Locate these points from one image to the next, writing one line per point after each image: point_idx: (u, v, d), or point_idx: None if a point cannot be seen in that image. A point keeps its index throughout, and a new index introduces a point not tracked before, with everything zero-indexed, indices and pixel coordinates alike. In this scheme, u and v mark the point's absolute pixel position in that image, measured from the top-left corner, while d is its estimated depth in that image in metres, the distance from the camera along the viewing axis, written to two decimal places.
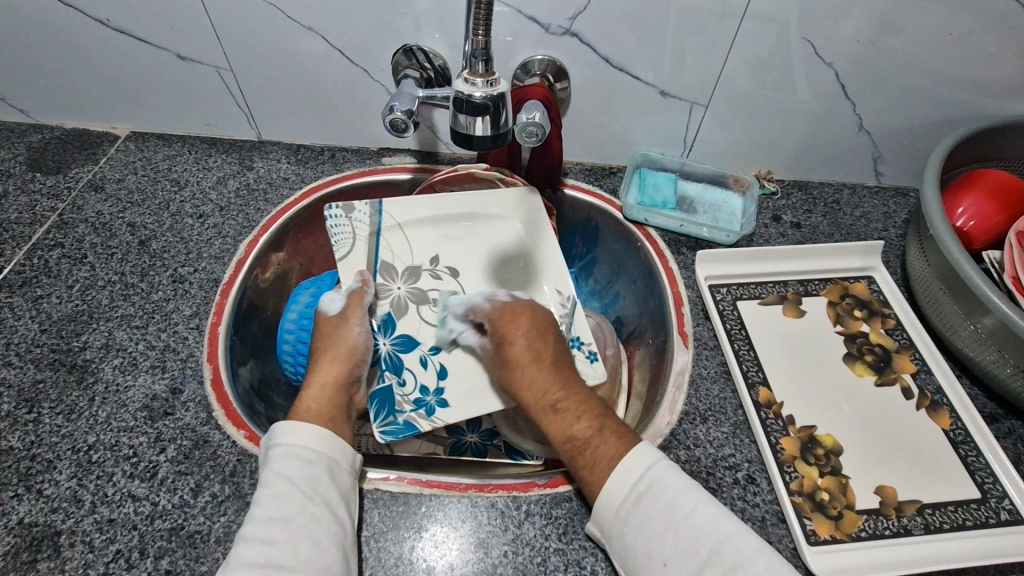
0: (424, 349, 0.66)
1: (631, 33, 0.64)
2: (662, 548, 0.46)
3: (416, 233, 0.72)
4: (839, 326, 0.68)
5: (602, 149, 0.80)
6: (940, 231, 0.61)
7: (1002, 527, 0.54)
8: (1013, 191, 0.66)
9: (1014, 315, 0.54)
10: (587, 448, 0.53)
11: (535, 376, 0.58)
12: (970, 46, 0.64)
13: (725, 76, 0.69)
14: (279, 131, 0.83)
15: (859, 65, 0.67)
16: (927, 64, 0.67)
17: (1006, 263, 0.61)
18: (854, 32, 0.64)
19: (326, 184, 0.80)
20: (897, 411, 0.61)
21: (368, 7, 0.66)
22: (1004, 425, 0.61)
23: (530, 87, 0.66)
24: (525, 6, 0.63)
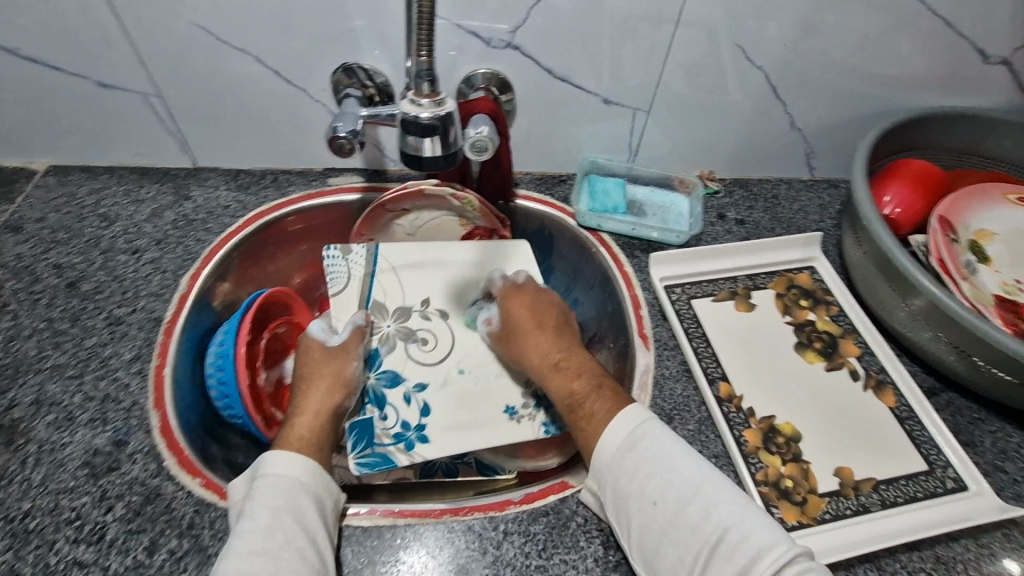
0: (409, 386, 0.64)
1: (570, 43, 0.65)
2: (651, 489, 0.48)
3: (411, 275, 0.73)
4: (788, 317, 0.71)
5: (550, 158, 0.80)
6: (873, 222, 0.65)
7: (950, 495, 0.58)
8: (929, 179, 0.71)
9: (942, 295, 0.58)
10: (583, 406, 0.56)
11: (541, 344, 0.61)
12: (883, 44, 0.69)
13: (663, 82, 0.71)
14: (213, 156, 0.79)
15: (787, 67, 0.70)
16: (847, 62, 0.71)
17: (932, 247, 0.66)
18: (780, 36, 0.67)
19: (274, 209, 0.77)
20: (848, 394, 0.64)
21: (304, 25, 0.64)
22: (942, 397, 0.65)
23: (476, 101, 0.65)
24: (464, 20, 0.63)
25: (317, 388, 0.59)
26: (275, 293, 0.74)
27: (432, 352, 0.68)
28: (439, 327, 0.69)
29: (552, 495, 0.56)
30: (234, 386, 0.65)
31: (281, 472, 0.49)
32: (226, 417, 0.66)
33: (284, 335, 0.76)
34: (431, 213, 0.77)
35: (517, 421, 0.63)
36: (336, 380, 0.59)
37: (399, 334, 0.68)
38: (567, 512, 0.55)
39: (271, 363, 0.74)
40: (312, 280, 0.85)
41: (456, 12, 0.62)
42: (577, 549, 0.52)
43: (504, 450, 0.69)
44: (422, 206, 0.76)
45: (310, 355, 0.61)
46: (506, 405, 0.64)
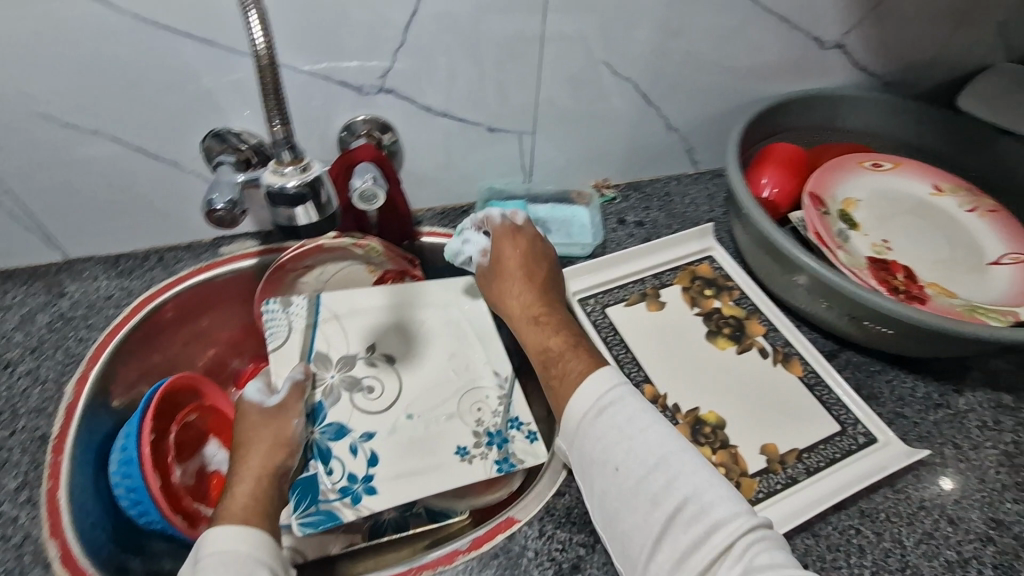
0: (355, 435, 0.52)
1: (434, 74, 0.56)
2: (615, 455, 0.43)
3: (357, 324, 0.58)
4: (696, 309, 0.65)
5: (447, 188, 0.68)
6: (747, 204, 0.58)
7: (868, 445, 0.54)
8: (799, 160, 0.63)
9: (821, 269, 0.53)
10: (560, 361, 0.50)
11: (523, 294, 0.56)
12: (740, 39, 0.61)
13: (543, 99, 0.61)
14: (42, 254, 0.67)
15: (659, 54, 0.60)
16: (730, 61, 0.63)
17: (806, 222, 0.58)
18: (644, 42, 0.59)
19: (133, 311, 0.64)
20: (762, 365, 0.61)
21: (148, 90, 0.53)
22: (843, 357, 0.62)
23: (355, 150, 0.56)
24: (333, 71, 0.53)
25: (258, 452, 0.46)
26: (164, 393, 0.62)
27: (381, 400, 0.54)
28: (386, 374, 0.56)
29: (499, 534, 0.51)
30: (145, 492, 0.56)
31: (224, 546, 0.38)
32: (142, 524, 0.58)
33: (197, 422, 0.67)
34: (335, 263, 0.65)
35: (469, 461, 0.52)
36: (280, 436, 0.48)
37: (343, 384, 0.54)
38: (517, 550, 0.50)
39: (188, 453, 0.65)
40: (221, 354, 0.73)
41: (308, 60, 0.52)
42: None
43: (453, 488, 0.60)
44: (325, 260, 0.65)
45: (246, 417, 0.49)
46: (457, 445, 0.53)
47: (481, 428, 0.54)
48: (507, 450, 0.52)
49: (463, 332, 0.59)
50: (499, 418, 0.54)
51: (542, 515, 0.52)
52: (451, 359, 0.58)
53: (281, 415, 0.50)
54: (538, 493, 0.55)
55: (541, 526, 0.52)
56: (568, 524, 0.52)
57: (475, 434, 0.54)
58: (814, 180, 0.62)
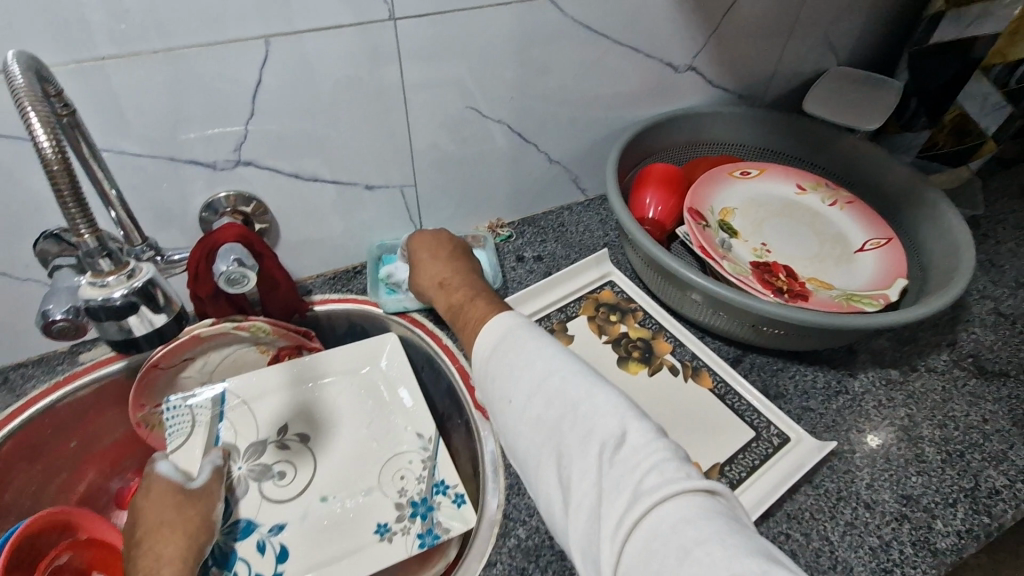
0: (263, 532, 0.54)
1: (300, 143, 0.58)
2: (507, 390, 0.48)
3: (266, 407, 0.62)
4: (603, 338, 0.65)
5: (330, 253, 0.70)
6: (632, 228, 0.63)
7: (664, 484, 0.38)
8: (674, 178, 0.71)
9: (711, 286, 0.57)
10: (463, 313, 0.59)
11: (432, 266, 0.64)
12: (603, 69, 0.69)
13: (422, 147, 0.66)
14: (5, 353, 0.60)
15: (526, 111, 0.69)
16: (599, 100, 0.72)
17: (694, 236, 0.64)
18: (508, 82, 0.65)
19: (2, 422, 0.57)
20: (552, 362, 0.48)
21: (138, 148, 0.52)
22: (817, 482, 0.54)
23: (217, 230, 0.53)
24: (178, 152, 0.54)
25: (168, 532, 0.49)
26: (46, 518, 0.55)
27: (291, 485, 0.57)
28: (298, 455, 0.59)
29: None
30: None
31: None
32: None
33: (73, 561, 0.58)
34: (220, 351, 0.63)
35: (389, 539, 0.54)
36: (197, 519, 0.50)
37: (251, 474, 0.57)
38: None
39: None
40: (99, 476, 0.65)
41: (153, 146, 0.52)
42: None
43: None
44: (208, 349, 0.63)
45: (161, 494, 0.52)
46: (377, 522, 0.55)
47: (403, 500, 0.57)
48: (432, 520, 0.55)
49: (375, 390, 0.65)
50: (422, 485, 0.58)
51: None
52: (370, 425, 0.62)
53: (204, 496, 0.52)
54: (469, 567, 0.50)
55: None
56: None
57: (396, 505, 0.57)
58: (692, 197, 0.69)
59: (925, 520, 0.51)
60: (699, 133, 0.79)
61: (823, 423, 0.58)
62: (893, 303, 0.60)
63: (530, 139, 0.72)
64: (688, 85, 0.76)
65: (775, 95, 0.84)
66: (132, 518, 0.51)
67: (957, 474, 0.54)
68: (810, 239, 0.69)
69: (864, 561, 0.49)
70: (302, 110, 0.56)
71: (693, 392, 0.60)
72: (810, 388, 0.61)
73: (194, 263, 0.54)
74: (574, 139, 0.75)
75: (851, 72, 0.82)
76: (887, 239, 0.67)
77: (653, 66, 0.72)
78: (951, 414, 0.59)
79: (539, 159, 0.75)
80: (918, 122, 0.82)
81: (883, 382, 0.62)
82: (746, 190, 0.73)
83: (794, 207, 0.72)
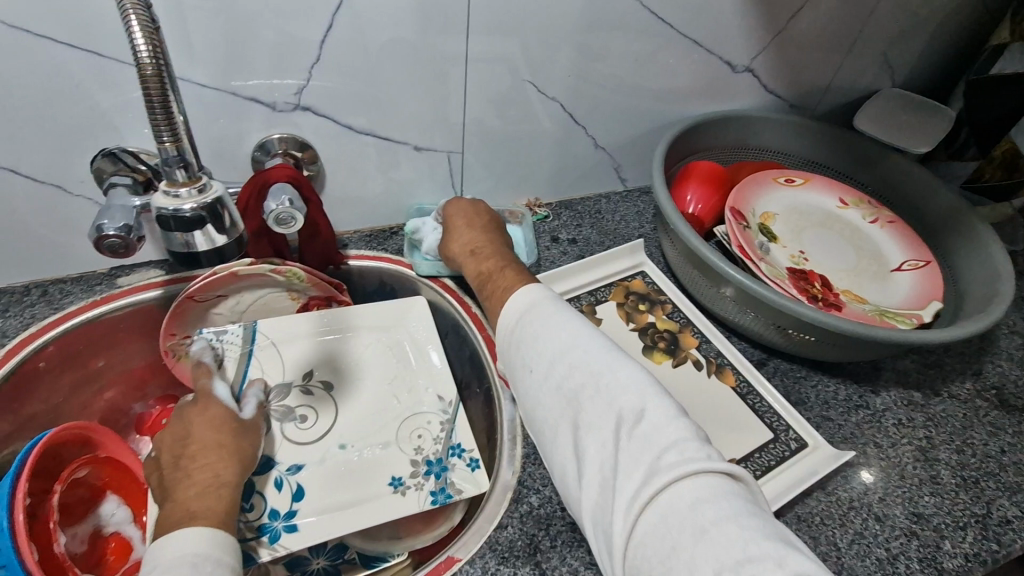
0: (281, 470, 0.55)
1: (358, 95, 0.59)
2: (533, 358, 0.49)
3: (294, 351, 0.63)
4: (630, 324, 0.65)
5: (370, 210, 0.71)
6: (674, 220, 0.63)
7: (683, 462, 0.38)
8: (719, 177, 0.71)
9: (747, 281, 0.57)
10: (492, 282, 0.60)
11: (464, 233, 0.64)
12: (662, 60, 0.69)
13: (475, 115, 0.66)
14: (49, 267, 0.61)
15: (580, 93, 0.69)
16: (654, 91, 0.72)
17: (734, 235, 0.65)
18: (568, 63, 0.65)
19: (40, 331, 0.58)
20: (579, 334, 0.48)
21: (203, 79, 0.53)
22: (830, 489, 0.54)
23: (271, 168, 0.55)
24: (240, 87, 0.54)
25: (224, 456, 0.48)
26: (72, 430, 0.56)
27: (312, 429, 0.58)
28: (321, 401, 0.60)
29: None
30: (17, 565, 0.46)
31: (176, 557, 0.39)
32: None
33: (91, 476, 0.59)
34: (254, 291, 0.64)
35: (403, 492, 0.55)
36: (240, 452, 0.50)
37: (275, 414, 0.58)
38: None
39: (78, 515, 0.58)
40: (122, 399, 0.66)
41: (218, 79, 0.53)
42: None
43: (384, 533, 0.61)
44: (243, 288, 0.63)
45: (210, 414, 0.51)
46: (393, 476, 0.56)
47: (418, 458, 0.58)
48: (446, 480, 0.56)
49: (401, 349, 0.66)
50: (439, 446, 0.58)
51: (484, 551, 0.48)
52: (392, 382, 0.63)
53: (250, 431, 0.53)
54: (480, 527, 0.50)
55: (483, 563, 0.48)
56: (512, 559, 0.48)
57: (412, 461, 0.57)
58: (735, 197, 0.69)
59: (933, 539, 0.51)
60: (747, 136, 0.79)
61: (841, 433, 0.58)
62: (926, 324, 0.62)
63: (579, 122, 0.72)
64: (743, 86, 0.76)
65: (826, 109, 0.84)
66: (178, 431, 0.50)
67: (970, 500, 0.55)
68: (849, 252, 0.70)
69: (870, 570, 0.49)
70: (364, 64, 0.57)
71: (715, 388, 0.60)
72: (832, 398, 0.61)
73: (245, 196, 0.56)
74: (623, 128, 0.75)
75: (906, 94, 0.82)
76: (926, 262, 0.68)
77: (711, 64, 0.72)
78: (969, 442, 0.59)
79: (585, 143, 0.75)
80: (967, 151, 0.82)
81: (905, 403, 0.62)
82: (789, 197, 0.74)
83: (834, 221, 0.73)
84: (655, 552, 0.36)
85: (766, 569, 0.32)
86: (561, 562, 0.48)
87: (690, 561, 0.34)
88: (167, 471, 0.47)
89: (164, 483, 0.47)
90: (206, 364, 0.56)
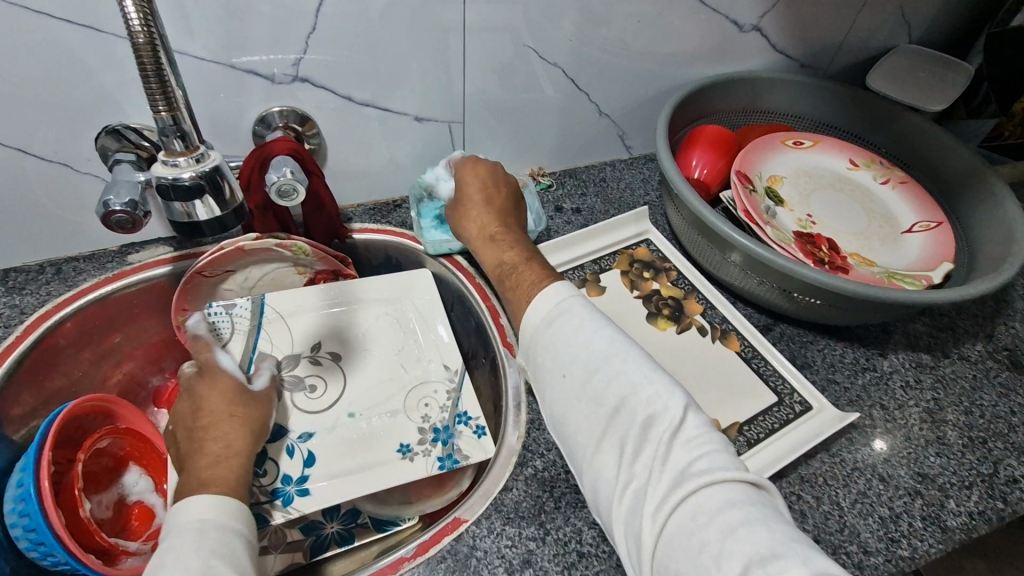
0: (292, 437, 0.56)
1: (360, 68, 0.59)
2: (564, 361, 0.47)
3: (303, 324, 0.64)
4: (635, 292, 0.65)
5: (373, 184, 0.71)
6: (681, 189, 0.62)
7: (713, 469, 0.39)
8: (725, 141, 0.69)
9: (755, 247, 0.56)
10: (514, 273, 0.58)
11: (481, 219, 0.63)
12: (666, 23, 0.67)
13: (474, 87, 0.65)
14: (61, 245, 0.63)
15: (581, 59, 0.67)
16: (659, 53, 0.70)
17: (740, 198, 0.64)
18: (568, 29, 0.64)
19: (56, 308, 0.60)
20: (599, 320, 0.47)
21: (202, 54, 0.52)
22: (833, 450, 0.54)
23: (272, 141, 0.55)
24: (236, 60, 0.54)
25: (238, 425, 0.50)
26: (91, 402, 0.58)
27: (321, 398, 0.59)
28: (331, 372, 0.61)
29: (445, 537, 0.48)
30: (45, 531, 0.49)
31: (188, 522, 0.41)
32: (44, 561, 0.51)
33: (112, 446, 0.61)
34: (261, 266, 0.65)
35: (411, 458, 0.56)
36: (250, 420, 0.52)
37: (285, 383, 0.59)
38: (465, 550, 0.47)
39: (103, 484, 0.60)
40: (139, 372, 0.68)
41: (216, 52, 0.53)
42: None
43: (395, 498, 0.63)
44: (250, 263, 0.64)
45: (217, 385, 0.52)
46: (400, 443, 0.57)
47: (426, 426, 0.59)
48: (452, 446, 0.57)
49: (408, 322, 0.66)
50: (445, 414, 0.59)
51: (490, 512, 0.50)
52: (400, 352, 0.64)
53: (261, 400, 0.54)
54: (486, 489, 0.52)
55: (489, 523, 0.49)
56: (517, 519, 0.49)
57: (419, 429, 0.58)
58: (742, 160, 0.68)
59: (938, 498, 0.52)
60: (754, 99, 0.78)
61: (846, 396, 0.58)
62: (935, 285, 0.61)
63: (583, 88, 0.71)
64: (751, 46, 0.74)
65: (837, 68, 0.81)
66: (189, 401, 0.51)
67: (977, 460, 0.54)
68: (859, 215, 0.69)
69: (873, 528, 0.49)
70: (360, 35, 0.56)
71: (720, 353, 0.60)
72: (838, 361, 0.61)
73: (246, 168, 0.56)
74: (627, 94, 0.74)
75: (924, 50, 0.79)
76: (938, 223, 0.67)
77: (718, 24, 0.70)
78: (978, 403, 0.59)
79: (589, 110, 0.74)
80: (986, 109, 0.79)
81: (912, 365, 0.62)
82: (798, 159, 0.72)
83: (844, 182, 0.72)
84: (682, 551, 0.37)
85: (791, 566, 0.33)
86: (566, 522, 0.49)
87: (717, 556, 0.35)
88: (182, 443, 0.49)
89: (180, 453, 0.48)
90: (205, 339, 0.58)
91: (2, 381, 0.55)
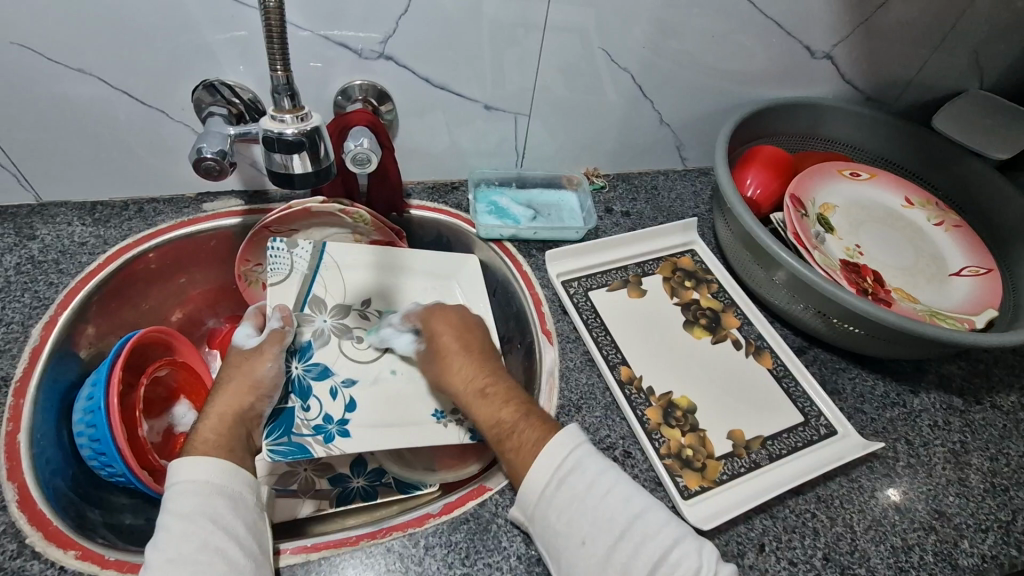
0: (337, 380, 0.60)
1: (441, 53, 0.62)
2: (580, 530, 0.45)
3: (357, 278, 0.67)
4: (674, 299, 0.67)
5: (434, 164, 0.74)
6: (734, 204, 0.63)
7: None
8: (781, 162, 0.71)
9: (800, 266, 0.58)
10: (514, 433, 0.51)
11: (467, 370, 0.56)
12: (737, 43, 0.69)
13: (542, 84, 0.68)
14: (145, 185, 0.67)
15: (650, 68, 0.69)
16: (726, 71, 0.72)
17: (791, 221, 0.65)
18: (641, 38, 0.66)
19: (137, 243, 0.65)
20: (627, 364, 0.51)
21: (299, 23, 0.56)
22: (853, 477, 0.55)
23: (351, 113, 0.59)
24: (328, 31, 0.57)
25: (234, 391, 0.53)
26: (156, 333, 0.63)
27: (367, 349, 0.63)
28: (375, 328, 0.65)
29: (470, 502, 0.51)
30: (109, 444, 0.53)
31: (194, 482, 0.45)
32: (105, 473, 0.55)
33: (169, 378, 0.66)
34: (324, 228, 0.69)
35: (444, 425, 0.59)
36: (248, 379, 0.54)
37: (334, 329, 0.64)
38: (488, 516, 0.50)
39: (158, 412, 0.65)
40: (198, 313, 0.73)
41: (312, 23, 0.56)
42: (499, 550, 0.48)
43: (420, 465, 0.65)
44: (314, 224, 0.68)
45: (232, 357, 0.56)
46: (435, 408, 0.61)
47: None
48: None
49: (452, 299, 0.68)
50: None
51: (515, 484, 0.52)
52: None
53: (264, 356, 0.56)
54: None
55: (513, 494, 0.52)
56: None
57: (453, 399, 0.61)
58: (796, 183, 0.69)
59: (953, 537, 0.52)
60: (815, 126, 0.78)
61: (872, 426, 0.59)
62: (977, 330, 0.62)
63: (648, 95, 0.72)
64: (818, 73, 0.75)
65: (902, 104, 0.81)
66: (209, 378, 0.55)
67: (996, 506, 0.55)
68: (908, 252, 0.69)
69: (884, 556, 0.50)
70: (444, 21, 0.59)
71: (753, 368, 0.62)
72: (868, 393, 0.62)
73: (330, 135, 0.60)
74: (690, 105, 0.75)
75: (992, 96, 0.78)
76: (988, 270, 0.67)
77: (789, 47, 0.70)
78: (1005, 451, 0.59)
79: (650, 118, 0.75)
80: None
81: (944, 406, 0.62)
82: (852, 190, 0.73)
83: (896, 218, 0.72)
84: None
85: None
86: None
87: None
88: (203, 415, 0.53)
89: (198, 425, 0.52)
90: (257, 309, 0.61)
91: (85, 301, 0.60)
